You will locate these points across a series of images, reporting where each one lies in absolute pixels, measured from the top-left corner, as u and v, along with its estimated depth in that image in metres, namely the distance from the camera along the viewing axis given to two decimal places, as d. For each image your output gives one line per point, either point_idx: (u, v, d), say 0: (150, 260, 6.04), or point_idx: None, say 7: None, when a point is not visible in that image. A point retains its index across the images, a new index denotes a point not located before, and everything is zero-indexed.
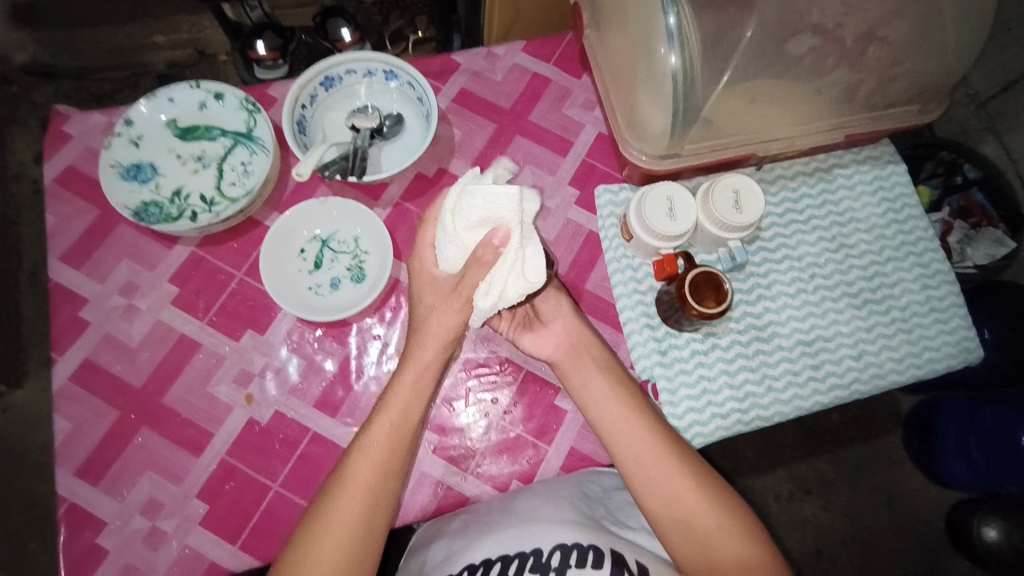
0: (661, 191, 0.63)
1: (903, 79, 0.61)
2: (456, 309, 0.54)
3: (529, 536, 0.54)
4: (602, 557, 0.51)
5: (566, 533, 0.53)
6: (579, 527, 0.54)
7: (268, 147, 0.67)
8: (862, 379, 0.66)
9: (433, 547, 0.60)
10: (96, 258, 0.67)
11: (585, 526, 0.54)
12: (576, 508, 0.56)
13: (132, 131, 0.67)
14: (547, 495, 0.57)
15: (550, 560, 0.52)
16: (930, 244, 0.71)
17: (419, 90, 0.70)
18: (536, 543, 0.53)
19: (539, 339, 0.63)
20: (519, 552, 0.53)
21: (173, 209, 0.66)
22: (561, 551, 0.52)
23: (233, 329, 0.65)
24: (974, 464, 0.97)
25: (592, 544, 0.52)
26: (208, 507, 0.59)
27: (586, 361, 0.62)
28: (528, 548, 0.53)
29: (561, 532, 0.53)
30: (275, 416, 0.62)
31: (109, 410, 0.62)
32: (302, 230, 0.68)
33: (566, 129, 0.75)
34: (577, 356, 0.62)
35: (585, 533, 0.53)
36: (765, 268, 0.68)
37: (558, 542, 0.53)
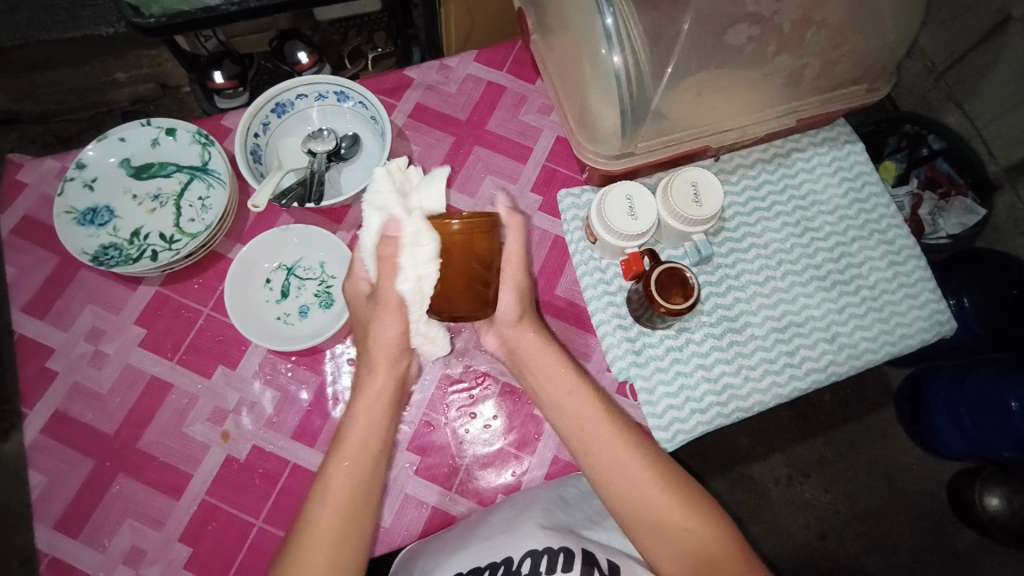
0: (620, 190, 0.63)
1: (847, 60, 0.62)
2: (395, 315, 0.53)
3: (501, 546, 0.52)
4: (572, 559, 0.49)
5: (539, 539, 0.51)
6: (552, 531, 0.52)
7: (224, 179, 0.67)
8: (838, 361, 0.65)
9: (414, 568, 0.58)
10: (59, 306, 0.66)
11: (557, 531, 0.52)
12: (549, 513, 0.54)
13: (85, 175, 0.66)
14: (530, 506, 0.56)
15: (520, 568, 0.50)
16: (894, 220, 0.71)
17: (371, 110, 0.69)
18: (507, 551, 0.51)
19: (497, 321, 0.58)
20: (490, 563, 0.51)
21: (133, 250, 0.66)
22: (531, 558, 0.50)
23: (204, 366, 0.64)
24: (965, 431, 0.98)
25: (563, 546, 0.50)
26: (192, 550, 0.59)
27: (543, 352, 0.58)
28: (499, 558, 0.51)
29: (531, 538, 0.51)
30: (252, 451, 0.62)
31: (82, 461, 0.61)
32: (266, 260, 0.67)
33: (524, 135, 0.75)
34: (531, 348, 0.58)
35: (558, 537, 0.51)
36: (732, 258, 0.68)
37: (530, 547, 0.50)
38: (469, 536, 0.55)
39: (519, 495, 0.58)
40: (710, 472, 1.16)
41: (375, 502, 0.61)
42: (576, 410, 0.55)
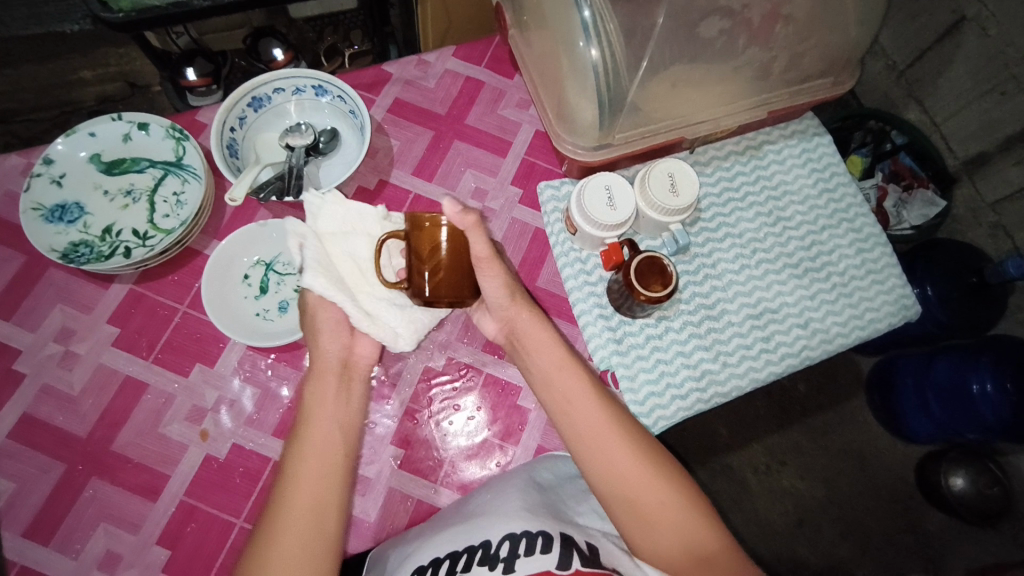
0: (598, 181, 0.64)
1: (814, 54, 0.64)
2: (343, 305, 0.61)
3: (477, 531, 0.51)
4: (551, 540, 0.48)
5: (517, 522, 0.50)
6: (530, 513, 0.51)
7: (200, 174, 0.66)
8: (811, 345, 0.68)
9: (388, 555, 0.55)
10: (26, 306, 0.64)
11: (535, 514, 0.51)
12: (527, 496, 0.53)
13: (53, 170, 0.64)
14: (498, 489, 0.55)
15: (499, 552, 0.49)
16: (862, 209, 0.74)
17: (350, 104, 0.69)
18: (485, 535, 0.50)
19: (491, 307, 0.61)
20: (467, 546, 0.50)
21: (105, 247, 0.64)
22: (509, 541, 0.49)
23: (181, 365, 0.63)
24: (933, 416, 1.02)
25: (541, 529, 0.49)
26: (170, 552, 0.57)
27: (547, 338, 0.59)
28: (477, 541, 0.50)
29: (510, 522, 0.50)
30: (232, 449, 0.61)
31: (54, 464, 0.59)
32: (243, 255, 0.66)
33: (503, 129, 0.75)
34: (530, 338, 0.59)
35: (534, 520, 0.50)
36: (708, 248, 0.70)
37: (508, 531, 0.50)
38: (445, 524, 0.54)
39: (499, 478, 0.58)
40: (691, 462, 1.18)
41: (360, 497, 0.61)
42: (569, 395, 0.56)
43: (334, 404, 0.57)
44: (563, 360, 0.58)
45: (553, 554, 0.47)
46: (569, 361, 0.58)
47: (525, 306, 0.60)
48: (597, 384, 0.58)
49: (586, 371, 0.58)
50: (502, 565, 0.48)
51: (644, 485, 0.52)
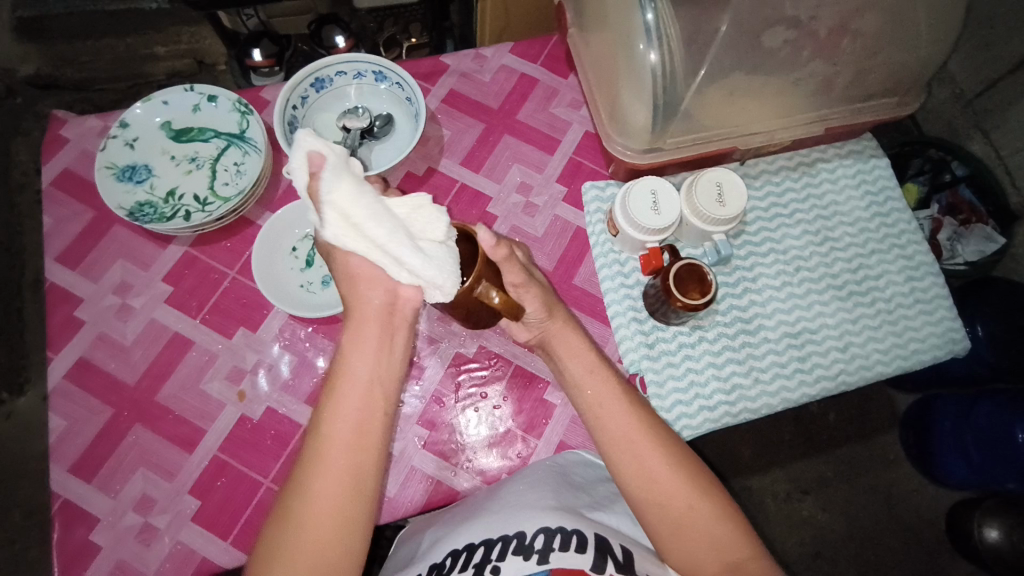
0: (644, 185, 0.64)
1: (879, 71, 0.62)
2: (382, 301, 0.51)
3: (512, 521, 0.51)
4: (585, 543, 0.48)
5: (551, 518, 0.50)
6: (563, 513, 0.51)
7: (260, 147, 0.69)
8: (849, 370, 0.66)
9: (418, 538, 0.58)
10: (91, 258, 0.68)
11: (569, 514, 0.51)
12: (559, 495, 0.54)
13: (127, 133, 0.68)
14: (532, 484, 0.56)
15: (533, 543, 0.48)
16: (915, 237, 0.72)
17: (407, 91, 0.71)
18: (521, 526, 0.50)
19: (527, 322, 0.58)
20: (502, 534, 0.50)
21: (167, 209, 0.68)
22: (544, 534, 0.49)
23: (226, 327, 0.66)
24: (972, 463, 0.98)
25: (576, 529, 0.49)
26: (200, 503, 0.60)
27: (582, 352, 0.58)
28: (511, 531, 0.50)
29: (545, 517, 0.50)
30: (266, 411, 0.63)
31: (103, 408, 0.62)
32: (294, 228, 0.68)
33: (553, 127, 0.76)
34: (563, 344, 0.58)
35: (570, 518, 0.50)
36: (750, 262, 0.69)
37: (543, 524, 0.50)
38: (476, 511, 0.55)
39: (524, 471, 0.59)
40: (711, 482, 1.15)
41: None
42: (609, 419, 0.55)
43: (366, 355, 0.50)
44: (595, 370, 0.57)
45: (587, 554, 0.47)
46: (601, 370, 0.57)
47: (560, 317, 0.59)
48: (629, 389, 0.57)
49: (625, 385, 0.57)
50: (536, 556, 0.47)
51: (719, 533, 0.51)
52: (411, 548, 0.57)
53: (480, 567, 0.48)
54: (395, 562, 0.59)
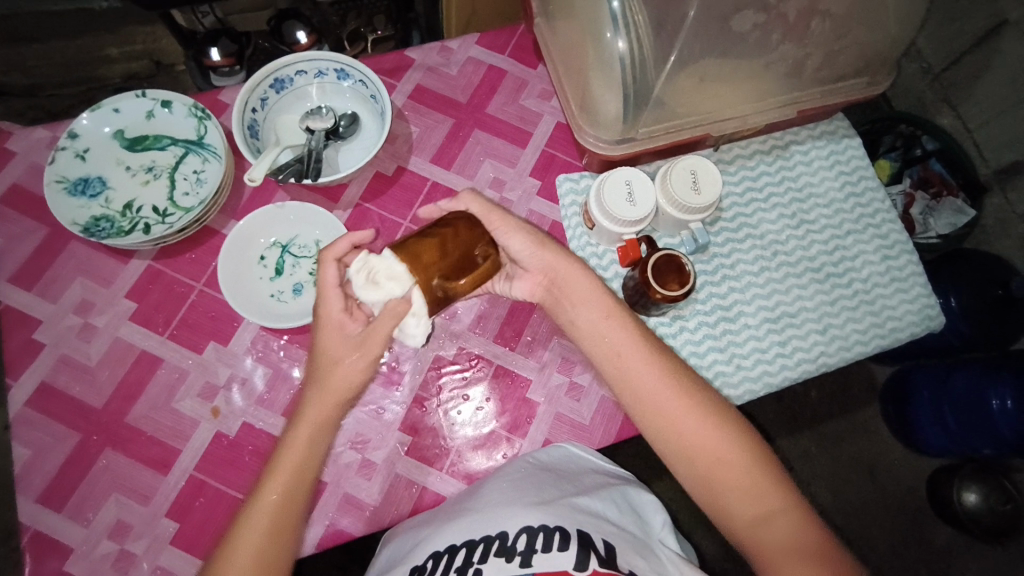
0: (618, 176, 0.63)
1: (849, 52, 0.62)
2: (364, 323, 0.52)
3: (494, 521, 0.51)
4: (568, 537, 0.47)
5: (533, 517, 0.49)
6: (545, 509, 0.51)
7: (220, 153, 0.66)
8: (829, 352, 0.66)
9: (398, 538, 0.57)
10: (48, 277, 0.64)
11: (554, 509, 0.50)
12: (541, 490, 0.53)
13: (77, 144, 0.65)
14: (514, 482, 0.55)
15: (516, 544, 0.48)
16: (888, 216, 0.72)
17: (371, 88, 0.69)
18: (503, 527, 0.50)
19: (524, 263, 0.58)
20: (484, 536, 0.50)
21: (125, 223, 0.65)
22: (526, 534, 0.48)
23: (196, 342, 0.64)
24: (948, 429, 1.00)
25: (558, 525, 0.48)
26: (179, 524, 0.58)
27: (595, 299, 0.56)
28: (493, 532, 0.50)
29: (526, 516, 0.50)
30: (243, 427, 0.61)
31: (70, 434, 0.60)
32: (260, 236, 0.66)
33: (524, 120, 0.74)
34: (570, 289, 0.57)
35: (551, 513, 0.50)
36: (728, 248, 0.68)
37: (524, 524, 0.49)
38: (458, 513, 0.54)
39: (507, 466, 0.58)
40: None
41: (366, 482, 0.61)
42: (630, 371, 0.53)
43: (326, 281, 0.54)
44: (606, 316, 0.55)
45: (569, 551, 0.46)
46: (616, 315, 0.55)
47: (559, 253, 0.58)
48: (647, 335, 0.55)
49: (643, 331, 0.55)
50: (519, 558, 0.47)
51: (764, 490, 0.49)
52: (391, 552, 0.57)
53: (463, 572, 0.47)
54: (379, 566, 0.58)
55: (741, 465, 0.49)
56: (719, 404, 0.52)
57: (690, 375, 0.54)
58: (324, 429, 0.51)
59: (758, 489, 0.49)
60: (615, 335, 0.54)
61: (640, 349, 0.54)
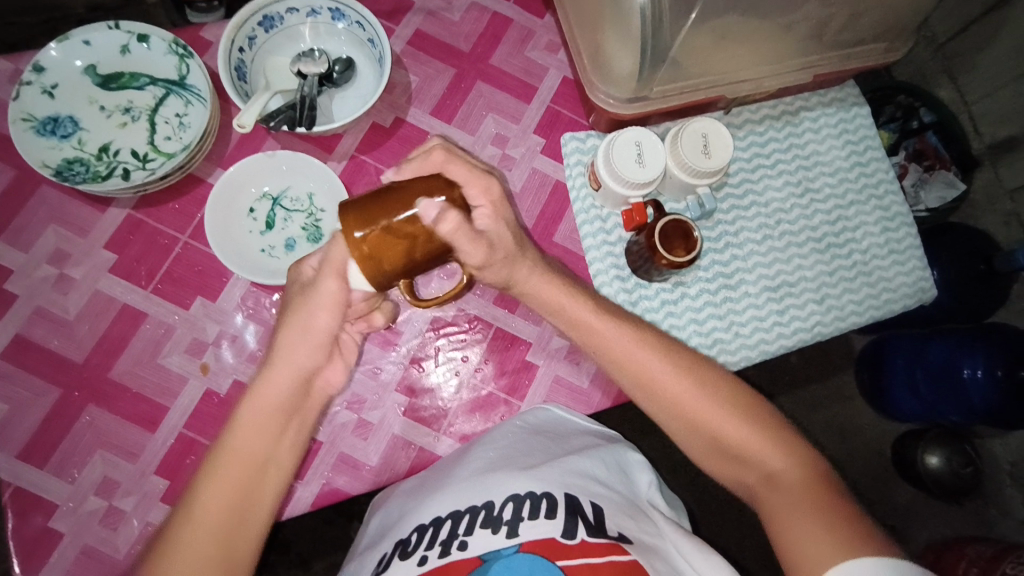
0: (629, 135, 0.61)
1: (873, 15, 0.60)
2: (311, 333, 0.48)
3: (480, 490, 0.50)
4: (555, 505, 0.47)
5: (522, 485, 0.49)
6: (534, 475, 0.50)
7: (205, 96, 0.61)
8: (825, 321, 0.67)
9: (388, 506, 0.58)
10: (17, 223, 0.60)
11: (541, 475, 0.50)
12: (529, 456, 0.53)
13: (44, 79, 0.59)
14: (501, 449, 0.55)
15: (502, 514, 0.47)
16: (891, 187, 0.72)
17: (369, 31, 0.64)
18: (489, 496, 0.49)
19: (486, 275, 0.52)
20: (471, 506, 0.49)
21: (101, 167, 0.60)
22: (512, 503, 0.48)
23: (182, 297, 0.61)
24: (920, 395, 1.03)
25: (545, 491, 0.48)
26: (169, 482, 0.57)
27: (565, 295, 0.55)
28: (479, 502, 0.49)
29: (513, 484, 0.49)
30: (234, 385, 0.59)
31: (49, 389, 0.57)
32: (249, 187, 0.63)
33: (529, 73, 0.71)
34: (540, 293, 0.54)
35: (539, 481, 0.49)
36: (732, 215, 0.67)
37: (511, 492, 0.49)
38: (447, 480, 0.54)
39: (497, 431, 0.58)
40: None
41: (362, 441, 0.60)
42: (623, 361, 0.53)
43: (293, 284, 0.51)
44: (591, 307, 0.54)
45: (557, 519, 0.46)
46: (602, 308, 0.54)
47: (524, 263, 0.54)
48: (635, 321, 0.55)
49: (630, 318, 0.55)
50: (506, 527, 0.46)
51: (767, 454, 0.48)
52: (381, 520, 0.58)
53: (448, 544, 0.47)
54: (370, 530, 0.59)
55: (743, 436, 0.49)
56: (715, 378, 0.52)
57: (683, 350, 0.53)
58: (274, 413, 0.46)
59: (762, 453, 0.49)
60: (602, 327, 0.53)
61: (626, 340, 0.53)
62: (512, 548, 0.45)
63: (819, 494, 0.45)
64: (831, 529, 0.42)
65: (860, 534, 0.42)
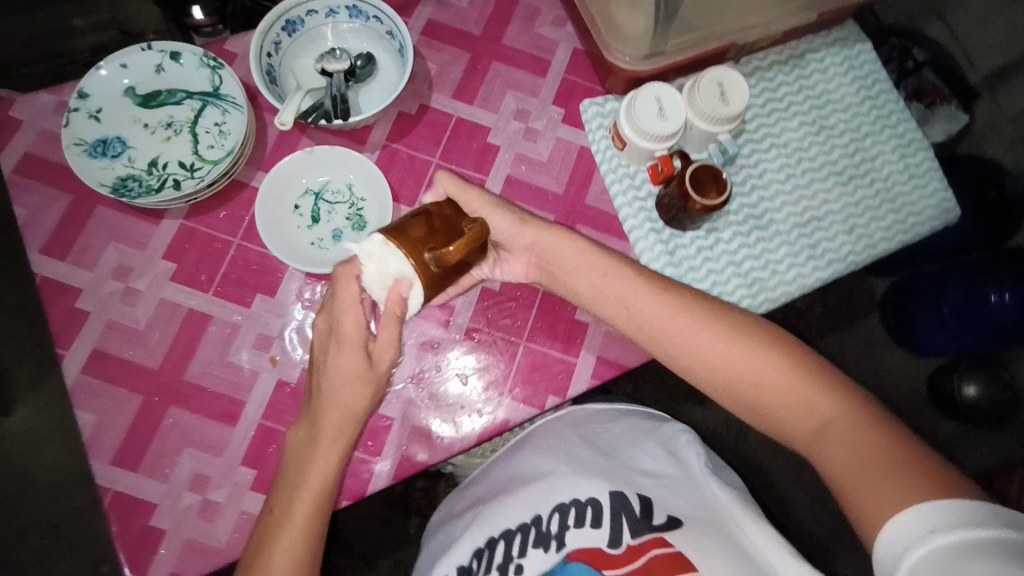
0: (649, 92, 0.63)
1: None
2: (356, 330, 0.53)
3: (530, 506, 0.55)
4: (600, 513, 0.52)
5: (568, 494, 0.54)
6: (582, 479, 0.55)
7: (240, 102, 0.64)
8: (856, 250, 0.69)
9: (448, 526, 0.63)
10: (80, 245, 0.63)
11: (587, 481, 0.55)
12: (574, 459, 0.58)
13: (89, 104, 0.62)
14: (548, 452, 0.60)
15: (550, 527, 0.52)
16: (902, 115, 0.74)
17: (387, 24, 0.67)
18: (536, 511, 0.54)
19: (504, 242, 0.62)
20: (522, 524, 0.54)
21: (153, 180, 0.63)
22: (559, 513, 0.53)
23: (243, 296, 0.63)
24: (949, 329, 1.05)
25: (591, 498, 0.53)
26: (255, 471, 0.59)
27: (592, 260, 0.59)
28: (529, 518, 0.54)
29: (560, 495, 0.54)
30: (303, 373, 0.62)
31: (132, 397, 0.60)
32: (293, 185, 0.66)
33: (540, 48, 0.73)
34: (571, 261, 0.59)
35: (584, 489, 0.54)
36: (754, 159, 0.70)
37: (557, 504, 0.54)
38: (500, 498, 0.59)
39: (547, 439, 0.62)
40: None
41: (431, 413, 0.63)
42: (654, 322, 0.55)
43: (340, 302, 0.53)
44: (616, 280, 0.57)
45: (603, 526, 0.51)
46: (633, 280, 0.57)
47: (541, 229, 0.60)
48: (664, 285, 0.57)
49: (660, 283, 0.57)
50: (555, 540, 0.51)
51: (817, 406, 0.49)
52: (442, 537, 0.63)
53: (505, 566, 0.52)
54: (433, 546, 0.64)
55: (786, 385, 0.50)
56: (752, 332, 0.53)
57: (714, 308, 0.55)
58: (337, 439, 0.53)
59: (808, 400, 0.49)
60: (630, 295, 0.56)
61: (656, 304, 0.55)
62: (561, 559, 0.50)
63: (869, 438, 0.45)
64: (886, 473, 0.43)
65: (913, 478, 0.42)
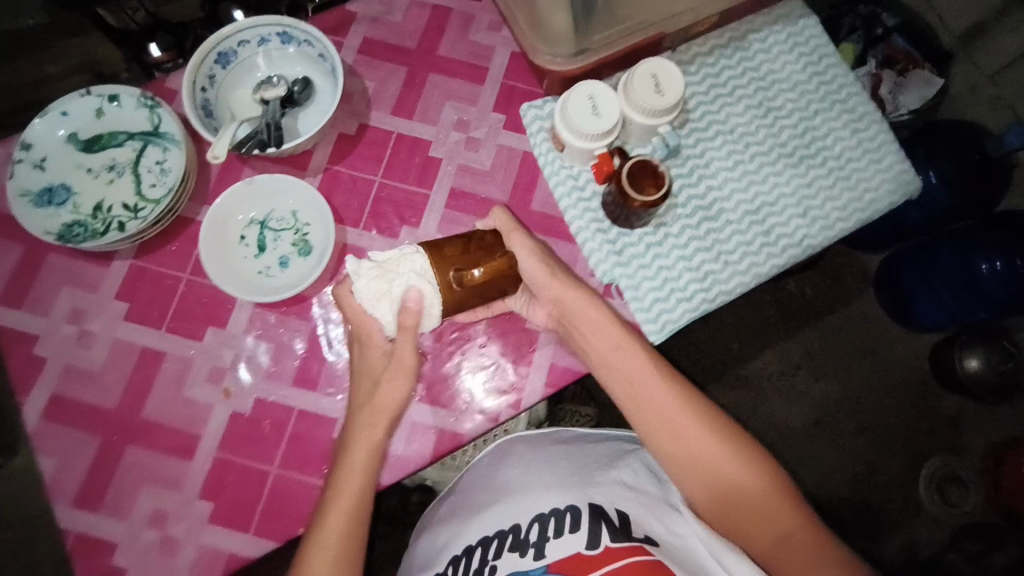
0: (581, 91, 0.61)
1: None
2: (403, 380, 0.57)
3: (513, 511, 0.58)
4: (579, 518, 0.54)
5: (552, 502, 0.56)
6: (567, 489, 0.57)
7: (178, 139, 0.65)
8: (812, 233, 0.67)
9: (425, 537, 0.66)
10: (35, 292, 0.64)
11: (568, 490, 0.57)
12: (557, 470, 0.60)
13: (33, 155, 0.64)
14: (528, 465, 0.62)
15: (529, 535, 0.55)
16: (853, 88, 0.72)
17: (318, 47, 0.67)
18: (513, 520, 0.57)
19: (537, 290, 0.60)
20: (499, 532, 0.56)
21: (99, 224, 0.64)
22: (539, 523, 0.55)
23: (194, 330, 0.64)
24: (944, 301, 1.03)
25: (569, 506, 0.55)
26: (213, 504, 0.60)
27: (566, 282, 0.60)
28: (507, 526, 0.57)
29: (543, 502, 0.56)
30: (256, 402, 0.62)
31: (91, 438, 0.61)
32: (237, 215, 0.66)
33: (477, 55, 0.73)
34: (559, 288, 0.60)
35: (563, 500, 0.56)
36: (699, 147, 0.68)
37: (537, 513, 0.56)
38: (477, 509, 0.61)
39: (528, 450, 0.64)
40: (706, 381, 1.20)
41: None
42: (623, 363, 0.59)
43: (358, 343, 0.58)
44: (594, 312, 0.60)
45: (581, 531, 0.53)
46: (603, 313, 0.60)
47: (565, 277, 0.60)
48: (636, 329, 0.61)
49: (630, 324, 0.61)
50: (531, 550, 0.53)
51: (757, 496, 0.53)
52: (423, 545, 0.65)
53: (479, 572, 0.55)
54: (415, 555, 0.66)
55: (730, 464, 0.54)
56: (706, 410, 0.57)
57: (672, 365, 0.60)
58: (357, 472, 0.55)
59: (749, 485, 0.53)
60: (600, 323, 0.60)
61: (626, 345, 0.59)
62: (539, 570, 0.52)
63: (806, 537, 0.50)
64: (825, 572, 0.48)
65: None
